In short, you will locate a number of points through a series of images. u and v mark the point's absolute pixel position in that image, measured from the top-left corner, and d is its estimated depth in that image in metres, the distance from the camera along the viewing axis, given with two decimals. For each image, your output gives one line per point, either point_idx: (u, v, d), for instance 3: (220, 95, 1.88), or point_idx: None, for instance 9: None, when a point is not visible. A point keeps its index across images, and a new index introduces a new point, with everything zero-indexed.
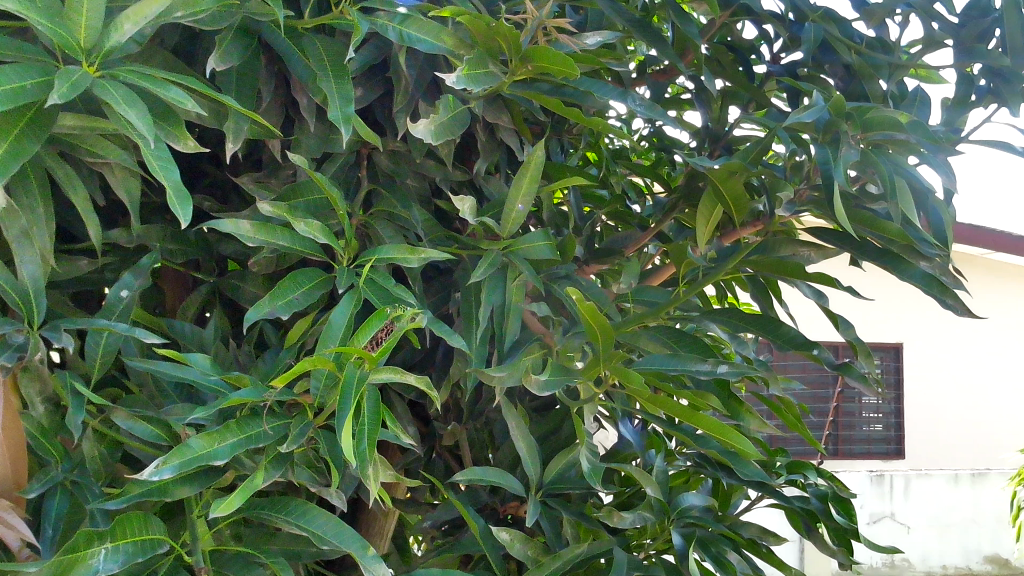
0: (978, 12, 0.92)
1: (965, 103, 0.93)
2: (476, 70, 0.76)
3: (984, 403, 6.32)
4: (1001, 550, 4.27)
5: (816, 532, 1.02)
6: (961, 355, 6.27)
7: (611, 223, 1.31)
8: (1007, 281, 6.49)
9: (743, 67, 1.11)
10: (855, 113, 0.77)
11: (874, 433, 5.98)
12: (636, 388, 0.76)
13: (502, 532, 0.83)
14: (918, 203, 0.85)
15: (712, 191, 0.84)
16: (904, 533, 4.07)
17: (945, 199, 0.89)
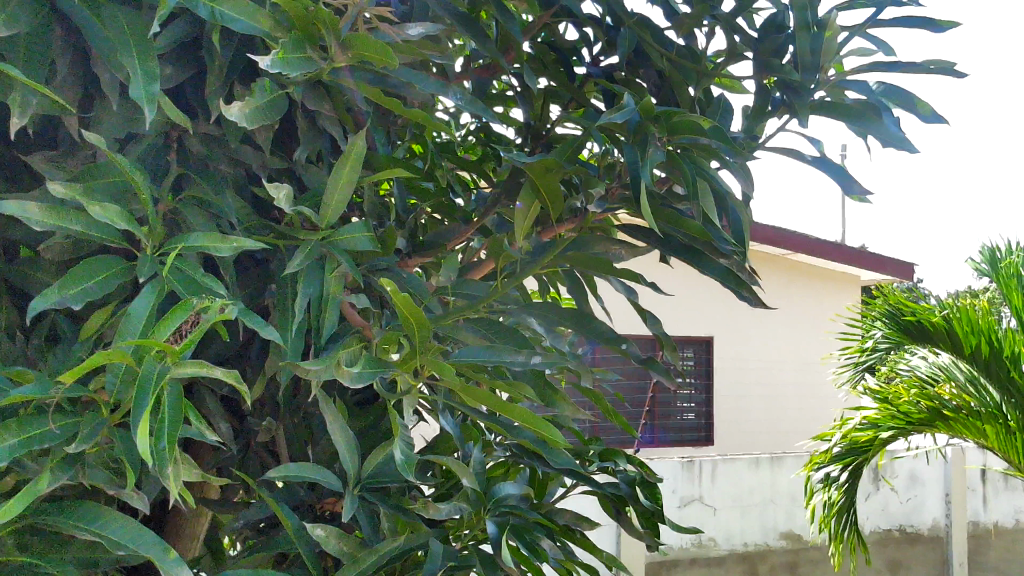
0: (774, 29, 1.00)
1: (762, 113, 1.01)
2: (293, 55, 0.74)
3: (780, 391, 6.87)
4: (794, 526, 4.63)
5: (624, 515, 1.08)
6: (761, 347, 6.77)
7: (436, 215, 1.31)
8: (803, 279, 7.05)
9: (565, 68, 1.15)
10: (662, 116, 0.81)
11: (686, 422, 6.35)
12: (450, 380, 0.76)
13: (317, 528, 0.80)
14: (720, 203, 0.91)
15: (530, 186, 0.86)
16: (711, 515, 4.35)
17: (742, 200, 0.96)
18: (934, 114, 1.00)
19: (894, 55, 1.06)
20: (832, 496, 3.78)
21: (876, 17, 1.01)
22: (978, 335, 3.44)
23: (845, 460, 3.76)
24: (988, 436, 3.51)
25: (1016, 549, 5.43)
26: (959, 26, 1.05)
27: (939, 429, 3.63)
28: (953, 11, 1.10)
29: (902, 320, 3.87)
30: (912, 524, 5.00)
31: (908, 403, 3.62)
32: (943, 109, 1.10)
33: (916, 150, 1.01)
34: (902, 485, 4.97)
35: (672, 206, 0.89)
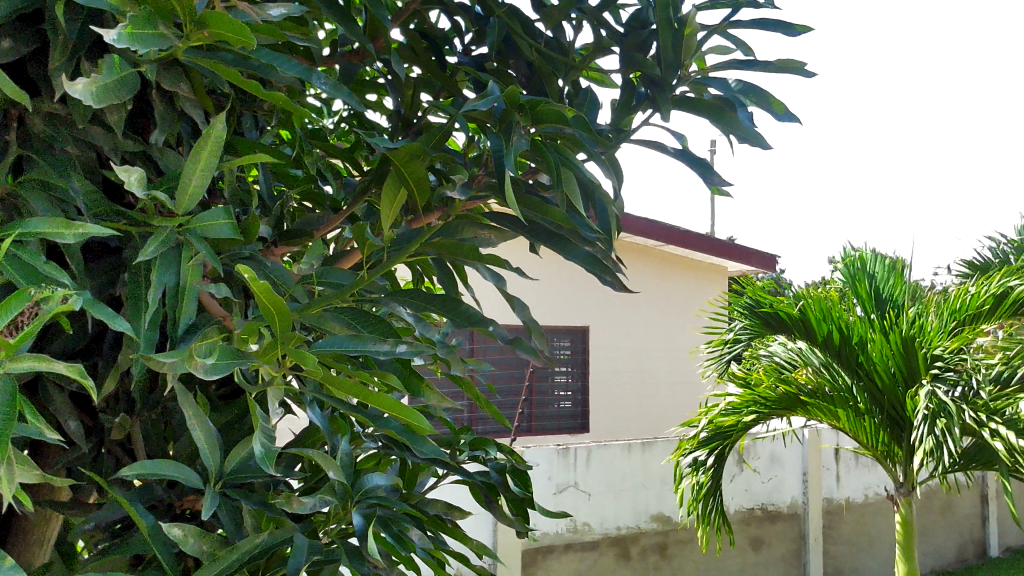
0: (638, 24, 1.04)
1: (628, 108, 1.04)
2: (143, 31, 0.70)
3: (652, 379, 7.08)
4: (665, 509, 4.80)
5: (494, 503, 1.09)
6: (634, 336, 6.97)
7: (305, 204, 1.29)
8: (674, 270, 7.30)
9: (436, 57, 1.15)
10: (527, 105, 0.82)
11: (563, 410, 6.50)
12: (313, 371, 0.74)
13: (174, 528, 0.77)
14: (586, 193, 0.93)
15: (396, 174, 0.84)
16: (586, 500, 4.44)
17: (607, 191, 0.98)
18: (788, 113, 1.05)
19: (751, 55, 1.11)
20: (699, 479, 3.88)
21: (733, 17, 1.05)
22: (829, 323, 3.72)
23: (710, 445, 3.89)
24: (840, 418, 3.83)
25: (864, 523, 5.82)
26: (809, 28, 1.10)
27: (796, 412, 3.87)
28: (805, 16, 1.16)
29: (761, 310, 4.09)
30: (773, 502, 5.28)
31: (768, 388, 3.80)
32: (796, 108, 1.16)
33: (771, 145, 1.06)
34: (763, 466, 5.23)
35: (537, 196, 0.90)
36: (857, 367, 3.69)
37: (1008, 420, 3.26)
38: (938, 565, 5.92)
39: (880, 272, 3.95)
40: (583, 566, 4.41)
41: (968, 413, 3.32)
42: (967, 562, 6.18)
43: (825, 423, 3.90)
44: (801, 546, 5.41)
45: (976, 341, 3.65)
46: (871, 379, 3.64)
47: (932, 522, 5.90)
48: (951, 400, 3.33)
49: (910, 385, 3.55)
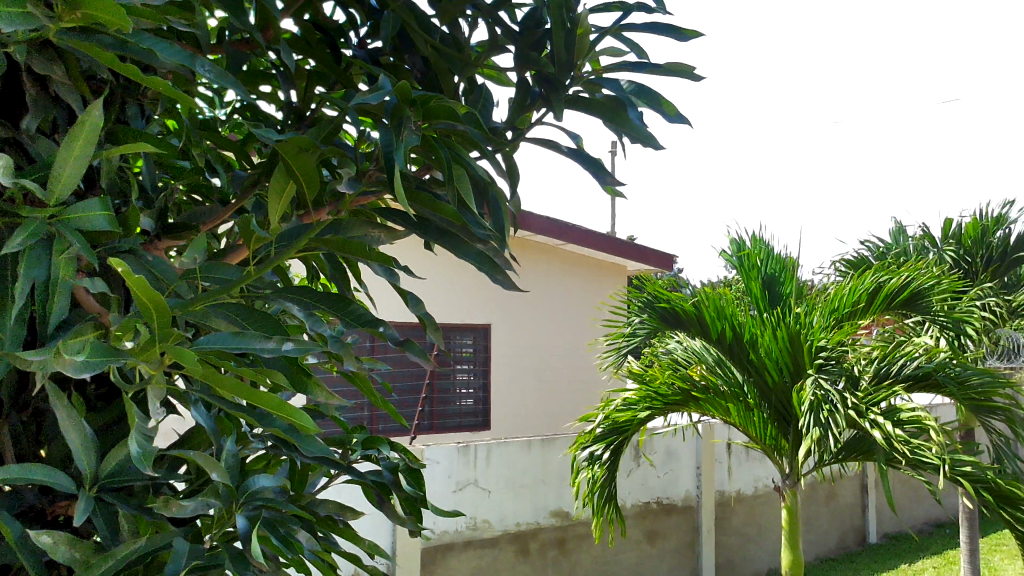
0: (532, 24, 1.05)
1: (521, 106, 1.05)
2: (8, 9, 0.65)
3: (553, 376, 7.14)
4: (563, 504, 4.86)
5: (387, 503, 1.08)
6: (536, 334, 7.03)
7: (193, 197, 1.24)
8: (575, 268, 7.39)
9: (331, 50, 1.14)
10: (418, 101, 0.81)
11: (464, 407, 6.51)
12: (193, 370, 0.71)
13: (42, 536, 0.72)
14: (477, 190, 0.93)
15: (284, 169, 0.82)
16: (485, 497, 4.46)
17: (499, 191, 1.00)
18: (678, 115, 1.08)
19: (645, 58, 1.14)
20: (595, 473, 3.94)
21: (624, 21, 1.07)
22: (723, 321, 3.85)
23: (607, 439, 3.96)
24: (730, 412, 3.95)
25: (754, 513, 6.03)
26: (699, 32, 1.13)
27: (688, 406, 3.97)
28: (695, 21, 1.19)
29: (658, 307, 4.17)
30: (668, 496, 5.41)
31: (664, 384, 3.87)
32: (687, 111, 1.19)
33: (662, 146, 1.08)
34: (659, 460, 5.37)
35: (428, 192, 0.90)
36: (748, 364, 3.84)
37: (886, 410, 3.44)
38: (822, 552, 6.19)
39: (768, 270, 4.08)
40: (482, 563, 4.41)
41: (850, 403, 3.46)
42: (849, 549, 6.49)
43: (716, 418, 4.01)
44: (694, 538, 5.57)
45: (855, 337, 3.84)
46: (761, 375, 3.78)
47: (816, 512, 6.17)
48: (837, 392, 3.48)
49: (797, 379, 3.70)
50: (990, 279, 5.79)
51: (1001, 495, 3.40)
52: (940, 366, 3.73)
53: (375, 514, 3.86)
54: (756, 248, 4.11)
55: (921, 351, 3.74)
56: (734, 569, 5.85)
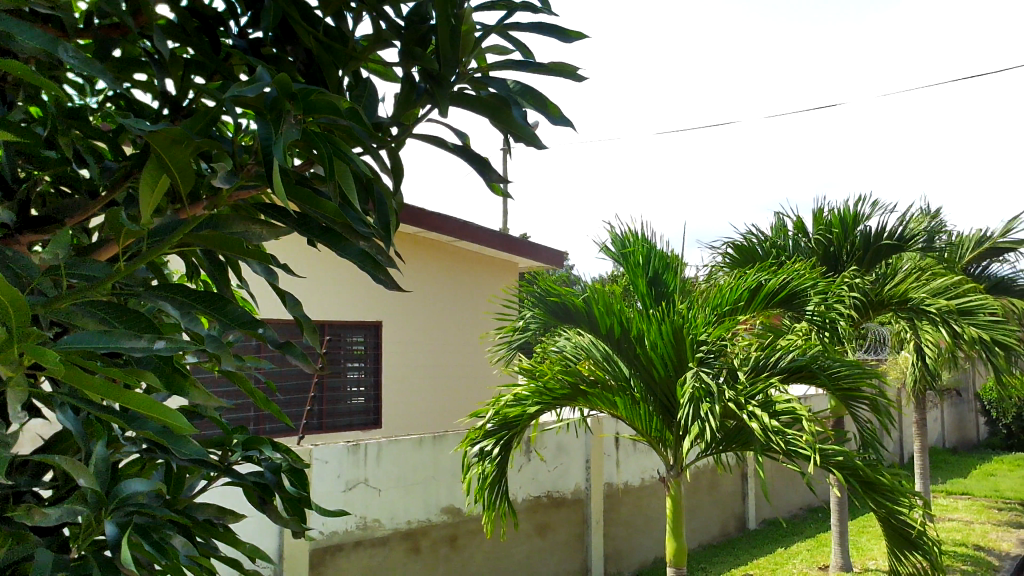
0: (416, 20, 1.09)
1: (406, 100, 1.08)
2: None
3: (445, 372, 7.14)
4: (454, 501, 4.86)
5: (269, 505, 1.15)
6: (427, 330, 7.01)
7: (59, 190, 1.18)
8: (465, 264, 7.38)
9: (210, 39, 1.11)
10: (299, 94, 0.83)
11: (354, 406, 6.41)
12: (57, 371, 0.68)
13: None
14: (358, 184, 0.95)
15: (156, 160, 0.80)
16: (376, 496, 4.41)
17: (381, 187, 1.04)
18: (562, 117, 1.15)
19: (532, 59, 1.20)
20: (484, 470, 3.91)
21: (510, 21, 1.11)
22: (611, 316, 3.94)
23: (497, 435, 3.97)
24: (617, 406, 4.05)
25: (640, 504, 6.20)
26: (587, 36, 1.18)
27: (576, 400, 4.02)
28: (576, 24, 1.23)
29: (548, 302, 4.21)
30: (557, 489, 5.49)
31: (552, 379, 3.91)
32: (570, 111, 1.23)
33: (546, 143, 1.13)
34: (549, 455, 5.44)
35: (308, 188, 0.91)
36: (634, 358, 3.94)
37: (762, 402, 3.58)
38: (705, 539, 6.41)
39: (653, 266, 4.18)
40: (372, 563, 4.36)
41: (729, 397, 3.58)
42: (730, 535, 6.75)
43: (603, 411, 4.10)
44: (583, 530, 5.67)
45: (734, 331, 4.00)
46: (646, 369, 3.89)
47: (700, 500, 6.39)
48: (716, 385, 3.60)
49: (680, 373, 3.82)
50: (858, 274, 6.14)
51: (867, 482, 3.62)
52: (813, 358, 3.93)
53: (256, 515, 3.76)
54: (641, 244, 4.20)
55: (794, 345, 3.92)
56: (623, 560, 5.98)
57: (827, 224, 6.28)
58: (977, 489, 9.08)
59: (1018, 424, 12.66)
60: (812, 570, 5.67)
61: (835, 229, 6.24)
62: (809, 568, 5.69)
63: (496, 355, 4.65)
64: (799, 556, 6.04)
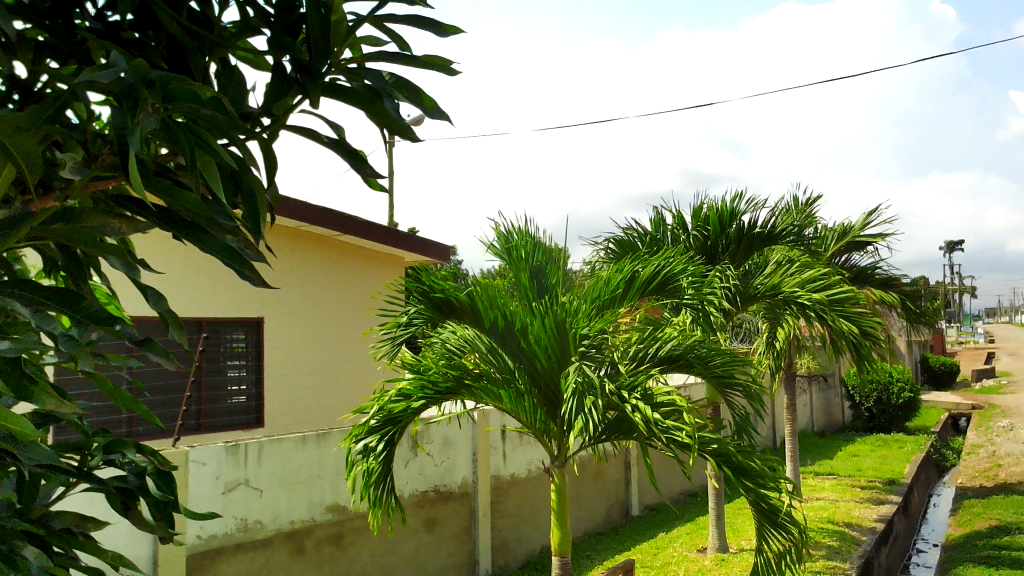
0: (284, 10, 1.24)
1: (277, 87, 1.22)
2: None
3: (329, 368, 7.03)
4: (339, 499, 4.79)
5: (134, 511, 1.22)
6: (310, 325, 6.88)
7: None
8: (349, 259, 7.28)
9: (62, 22, 1.15)
10: (157, 83, 0.90)
11: (235, 405, 6.23)
12: None
13: None
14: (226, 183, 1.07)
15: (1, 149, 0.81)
16: (256, 497, 4.30)
17: (240, 184, 1.09)
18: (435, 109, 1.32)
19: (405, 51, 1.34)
20: (369, 466, 3.89)
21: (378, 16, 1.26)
22: (494, 309, 3.95)
23: (380, 431, 3.91)
24: (501, 399, 4.09)
25: (526, 494, 6.27)
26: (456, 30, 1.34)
27: (461, 394, 4.03)
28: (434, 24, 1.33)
29: (433, 297, 4.19)
30: (444, 484, 5.50)
31: (436, 372, 3.91)
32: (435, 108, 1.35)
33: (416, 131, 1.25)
34: (435, 449, 5.46)
35: (164, 182, 0.96)
36: (519, 352, 3.96)
37: (642, 394, 3.69)
38: (590, 527, 6.54)
39: (537, 260, 4.24)
40: (254, 565, 4.26)
41: (610, 389, 3.64)
42: (614, 522, 6.91)
43: (488, 404, 4.13)
44: (470, 524, 5.68)
45: (615, 323, 4.10)
46: (530, 362, 3.94)
47: (584, 489, 6.51)
48: (598, 378, 3.65)
49: (564, 365, 3.88)
50: (731, 268, 6.39)
51: (740, 467, 3.78)
52: (689, 348, 4.10)
53: (118, 524, 3.59)
54: (523, 238, 4.23)
55: (672, 334, 4.08)
56: (511, 551, 6.03)
57: (704, 219, 6.50)
58: (843, 469, 9.60)
59: (879, 407, 13.47)
60: (691, 552, 5.87)
61: (712, 223, 6.46)
62: (689, 551, 5.90)
63: (379, 351, 4.59)
64: (678, 539, 6.25)
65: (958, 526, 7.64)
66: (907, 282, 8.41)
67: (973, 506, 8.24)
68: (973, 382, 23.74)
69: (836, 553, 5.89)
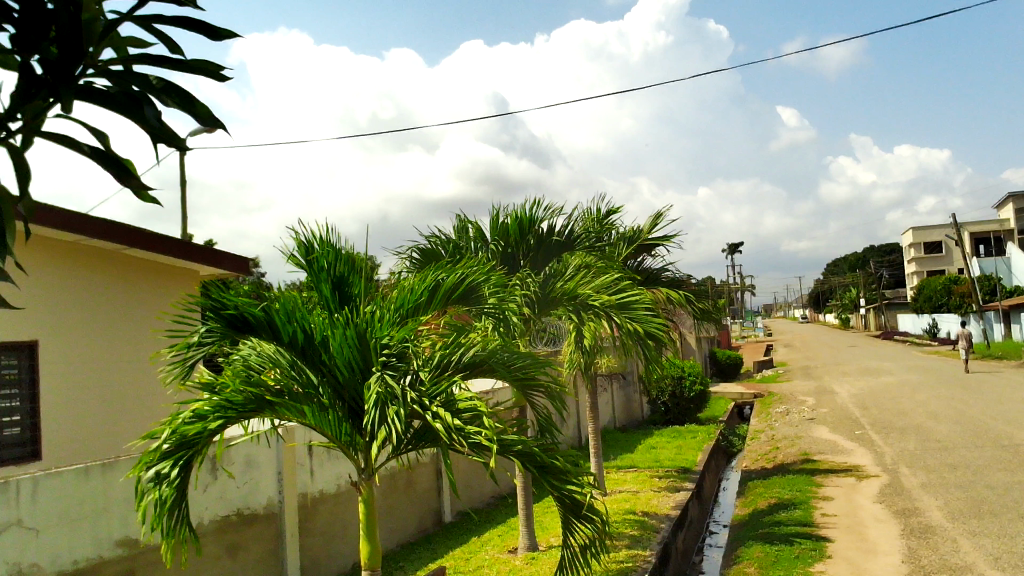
0: (31, 16, 1.35)
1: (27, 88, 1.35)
2: None
3: (115, 393, 6.55)
4: (129, 532, 4.46)
5: None
6: (91, 347, 6.38)
7: None
8: (134, 274, 6.84)
9: None
10: None
11: (7, 438, 5.61)
12: None
13: None
14: None
15: None
16: (32, 538, 3.92)
17: None
18: (203, 104, 1.63)
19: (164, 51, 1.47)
20: (161, 494, 3.59)
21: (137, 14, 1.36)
22: (294, 323, 3.86)
23: (174, 456, 3.65)
24: (304, 415, 3.97)
25: (336, 510, 6.14)
26: (228, 39, 1.70)
27: (260, 413, 3.85)
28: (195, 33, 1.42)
29: (224, 313, 3.98)
30: (248, 506, 5.27)
31: (234, 391, 3.70)
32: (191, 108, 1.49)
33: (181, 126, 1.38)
34: (237, 470, 5.23)
35: None
36: (321, 364, 3.89)
37: (445, 401, 3.70)
38: (403, 538, 6.49)
39: (339, 270, 4.15)
40: None
41: (412, 399, 3.64)
42: (426, 530, 6.91)
43: (291, 421, 3.98)
44: (277, 545, 5.48)
45: (418, 331, 4.09)
46: (333, 374, 3.88)
47: (395, 500, 6.47)
48: (399, 388, 3.63)
49: (366, 377, 3.88)
50: (531, 273, 6.57)
51: (543, 467, 3.89)
52: (490, 353, 4.19)
53: None
54: (324, 248, 4.12)
55: (474, 340, 4.15)
56: (322, 569, 5.88)
57: (504, 228, 6.66)
58: (641, 462, 10.14)
59: (672, 401, 14.30)
60: (502, 554, 5.97)
61: (511, 231, 6.63)
62: (500, 552, 6.00)
63: (169, 372, 4.28)
64: (489, 543, 6.35)
65: (744, 506, 8.29)
66: (693, 283, 9.03)
67: (755, 487, 8.97)
68: (756, 373, 25.80)
69: (637, 542, 6.19)
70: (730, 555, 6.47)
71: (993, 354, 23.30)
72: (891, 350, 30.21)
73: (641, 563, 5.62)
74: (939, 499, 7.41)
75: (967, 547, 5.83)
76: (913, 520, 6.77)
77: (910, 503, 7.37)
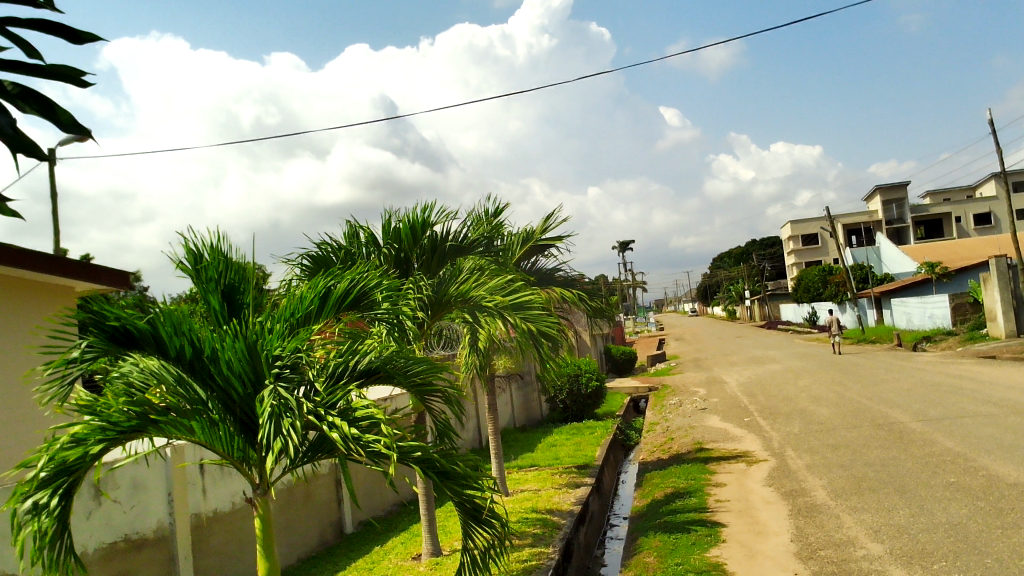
0: None
1: None
2: None
3: None
4: (5, 567, 4.19)
5: None
6: None
7: None
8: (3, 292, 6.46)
9: None
10: None
11: None
12: None
13: None
14: None
15: None
16: None
17: None
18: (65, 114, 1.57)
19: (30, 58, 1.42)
20: (40, 526, 3.37)
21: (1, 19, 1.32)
22: (180, 337, 3.72)
23: (53, 484, 3.44)
24: (193, 432, 3.83)
25: (231, 529, 5.95)
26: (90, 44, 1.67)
27: (144, 433, 3.68)
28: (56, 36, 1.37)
29: (107, 326, 3.77)
30: (136, 531, 5.04)
31: (117, 411, 3.54)
32: (54, 115, 1.44)
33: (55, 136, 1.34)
34: (123, 494, 4.99)
35: None
36: (211, 378, 3.77)
37: (341, 411, 3.64)
38: (303, 552, 6.35)
39: (227, 280, 4.03)
40: None
41: (307, 410, 3.55)
42: (328, 543, 6.79)
43: (179, 439, 3.82)
44: (169, 569, 5.26)
45: (309, 341, 4.02)
46: (224, 388, 3.76)
47: (294, 513, 6.32)
48: (294, 399, 3.55)
49: (258, 389, 3.78)
50: (423, 276, 6.53)
51: (443, 473, 3.87)
52: (386, 359, 4.14)
53: None
54: (212, 257, 3.98)
55: (369, 348, 4.09)
56: None
57: (397, 233, 6.60)
58: (541, 460, 10.23)
59: (570, 398, 14.46)
60: (405, 561, 5.92)
61: (403, 236, 6.58)
62: (403, 560, 5.95)
63: (45, 395, 4.03)
64: (392, 551, 6.28)
65: (642, 497, 8.50)
66: (585, 281, 9.17)
67: (652, 478, 9.20)
68: (648, 365, 26.57)
69: (539, 539, 6.25)
70: (631, 546, 6.60)
71: (867, 340, 24.61)
72: (774, 338, 31.58)
73: (543, 560, 5.67)
74: (823, 479, 7.77)
75: (849, 523, 6.13)
76: (800, 500, 7.09)
77: (796, 484, 7.70)
